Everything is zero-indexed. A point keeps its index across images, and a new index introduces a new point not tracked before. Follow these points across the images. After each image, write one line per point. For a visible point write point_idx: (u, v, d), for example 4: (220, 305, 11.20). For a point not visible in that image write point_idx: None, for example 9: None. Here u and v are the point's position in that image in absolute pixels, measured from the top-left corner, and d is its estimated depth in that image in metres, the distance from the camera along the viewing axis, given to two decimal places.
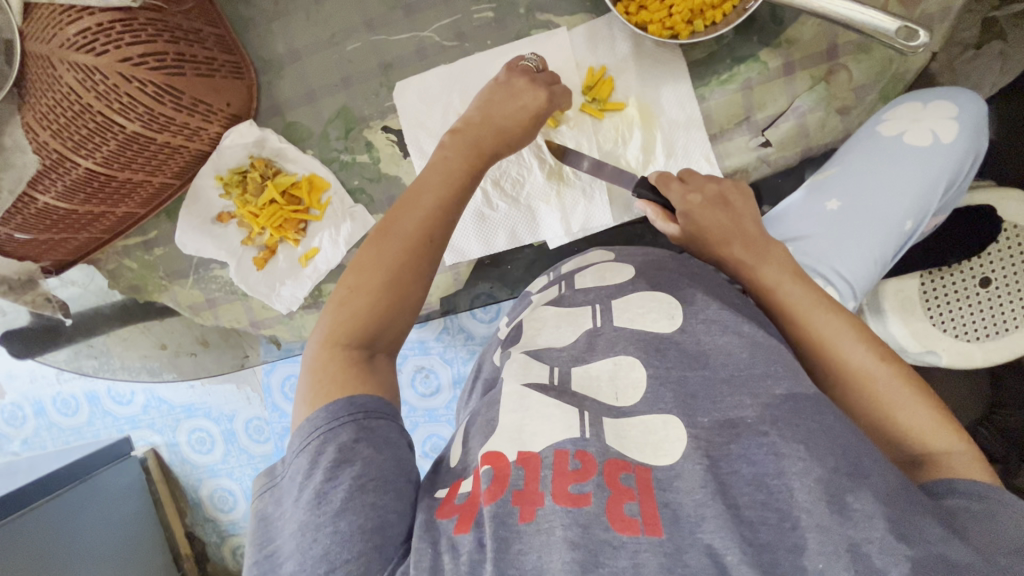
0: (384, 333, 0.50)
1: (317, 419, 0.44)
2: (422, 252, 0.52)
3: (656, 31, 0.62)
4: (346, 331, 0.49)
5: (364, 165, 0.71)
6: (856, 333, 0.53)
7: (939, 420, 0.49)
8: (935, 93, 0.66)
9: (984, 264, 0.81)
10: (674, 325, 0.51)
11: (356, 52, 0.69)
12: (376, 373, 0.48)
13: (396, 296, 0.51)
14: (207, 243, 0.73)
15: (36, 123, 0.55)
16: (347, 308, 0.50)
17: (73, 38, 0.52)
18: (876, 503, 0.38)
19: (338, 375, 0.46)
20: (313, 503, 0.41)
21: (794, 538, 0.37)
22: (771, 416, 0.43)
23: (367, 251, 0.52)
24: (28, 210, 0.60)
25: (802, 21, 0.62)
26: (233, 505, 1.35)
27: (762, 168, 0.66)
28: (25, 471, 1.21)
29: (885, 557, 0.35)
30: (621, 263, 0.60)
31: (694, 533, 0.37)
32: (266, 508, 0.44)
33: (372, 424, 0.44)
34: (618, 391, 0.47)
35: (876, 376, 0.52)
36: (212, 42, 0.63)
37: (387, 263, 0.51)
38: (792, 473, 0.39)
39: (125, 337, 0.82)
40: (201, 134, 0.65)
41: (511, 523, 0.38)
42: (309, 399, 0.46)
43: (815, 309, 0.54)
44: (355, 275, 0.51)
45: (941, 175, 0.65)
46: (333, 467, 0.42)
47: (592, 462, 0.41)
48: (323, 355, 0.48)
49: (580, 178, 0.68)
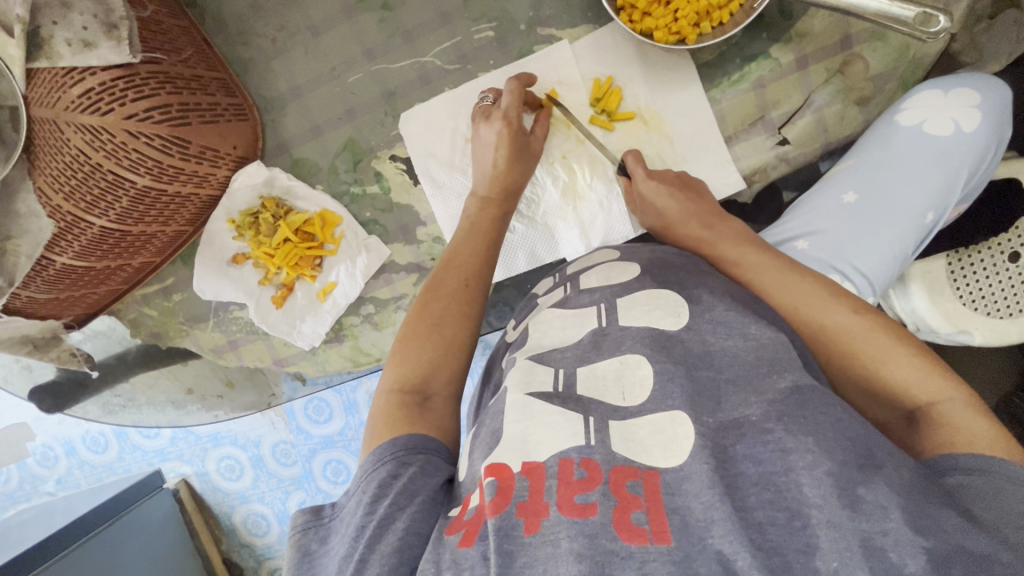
0: (432, 377, 0.51)
1: (366, 464, 0.45)
2: (459, 301, 0.55)
3: (663, 37, 0.59)
4: (398, 377, 0.50)
5: (375, 197, 0.70)
6: (831, 297, 0.52)
7: (925, 368, 0.47)
8: (957, 79, 0.63)
9: (1011, 238, 0.79)
10: (681, 323, 0.49)
11: (358, 83, 0.68)
12: (428, 415, 0.48)
13: (441, 339, 0.53)
14: (224, 286, 0.72)
15: (49, 187, 0.54)
16: (400, 357, 0.52)
17: (77, 100, 0.51)
18: (891, 493, 0.36)
19: (395, 418, 0.47)
20: (354, 535, 0.41)
21: (806, 537, 0.35)
22: (776, 412, 0.41)
23: (415, 306, 0.55)
24: (47, 272, 0.60)
25: (812, 14, 0.60)
26: (266, 528, 1.36)
27: (780, 168, 0.64)
28: (61, 511, 1.23)
29: (902, 551, 0.34)
30: (627, 261, 0.58)
31: (703, 539, 0.35)
32: (311, 545, 0.44)
33: (414, 457, 0.45)
34: (625, 391, 0.45)
35: (856, 334, 0.50)
36: (213, 87, 0.63)
37: (433, 314, 0.54)
38: (799, 468, 0.37)
39: (150, 381, 0.83)
40: (210, 179, 0.65)
41: (516, 535, 0.36)
42: (366, 442, 0.47)
43: (780, 273, 0.54)
44: (406, 327, 0.54)
45: (962, 166, 0.62)
46: (374, 501, 0.42)
47: (598, 469, 0.39)
48: (381, 401, 0.49)
49: (595, 192, 0.67)
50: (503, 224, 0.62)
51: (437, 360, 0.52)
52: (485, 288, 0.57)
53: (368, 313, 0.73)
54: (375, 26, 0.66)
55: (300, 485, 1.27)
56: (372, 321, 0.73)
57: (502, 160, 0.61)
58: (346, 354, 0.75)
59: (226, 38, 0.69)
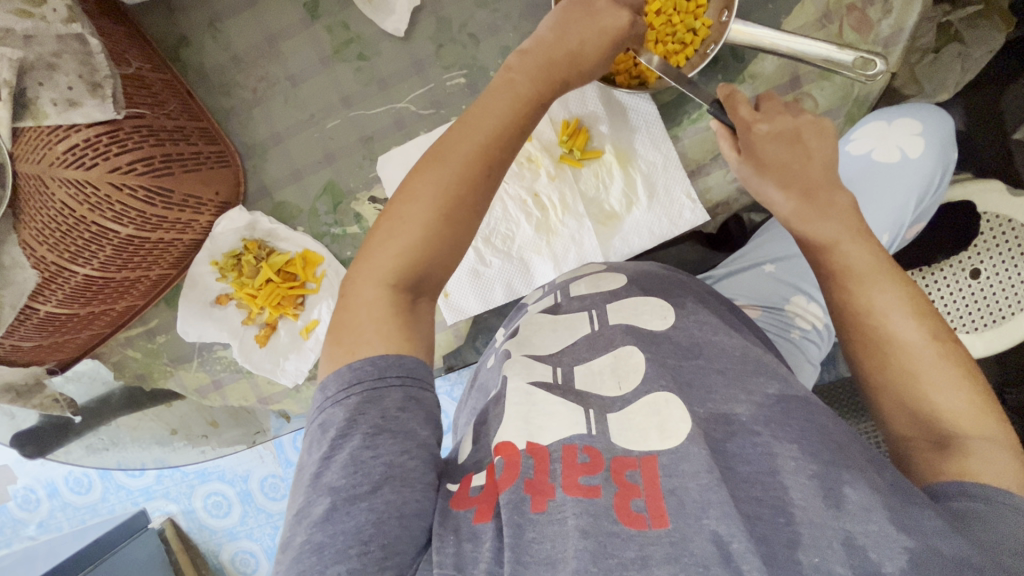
0: (429, 276, 0.44)
1: (361, 376, 0.40)
2: (480, 183, 0.45)
3: (625, 81, 0.64)
4: (393, 269, 0.43)
5: (355, 236, 0.72)
6: (917, 313, 0.49)
7: (977, 408, 0.46)
8: (901, 110, 0.67)
9: (972, 256, 0.83)
10: (668, 323, 0.52)
11: (336, 129, 0.71)
12: (419, 322, 0.44)
13: (449, 228, 0.44)
14: (208, 326, 0.74)
15: (33, 239, 0.55)
16: (395, 243, 0.43)
17: (62, 156, 0.53)
18: (873, 494, 0.38)
19: (388, 316, 0.42)
20: (350, 466, 0.38)
21: (790, 532, 0.37)
22: (764, 415, 0.43)
23: (422, 176, 0.44)
24: (31, 320, 0.61)
25: (762, 57, 0.64)
26: (255, 566, 1.34)
27: (742, 200, 0.68)
28: (43, 556, 1.20)
29: (881, 551, 0.35)
30: (613, 272, 0.60)
31: (699, 519, 0.37)
32: (301, 456, 0.41)
33: (420, 394, 0.41)
34: (620, 380, 0.47)
35: (923, 357, 0.48)
36: (195, 137, 0.65)
37: (428, 204, 0.43)
38: (786, 472, 0.40)
39: (135, 422, 0.83)
40: (193, 225, 0.67)
41: (525, 510, 0.39)
42: (350, 345, 0.42)
43: (873, 275, 0.51)
44: (406, 203, 0.44)
45: (911, 191, 0.66)
46: (373, 434, 0.38)
47: (599, 456, 0.41)
48: (375, 290, 0.43)
49: (567, 227, 0.69)
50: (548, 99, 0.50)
51: (439, 248, 0.44)
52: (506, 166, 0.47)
53: None
54: (351, 75, 0.70)
55: None
56: None
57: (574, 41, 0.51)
58: None
59: (208, 89, 0.71)
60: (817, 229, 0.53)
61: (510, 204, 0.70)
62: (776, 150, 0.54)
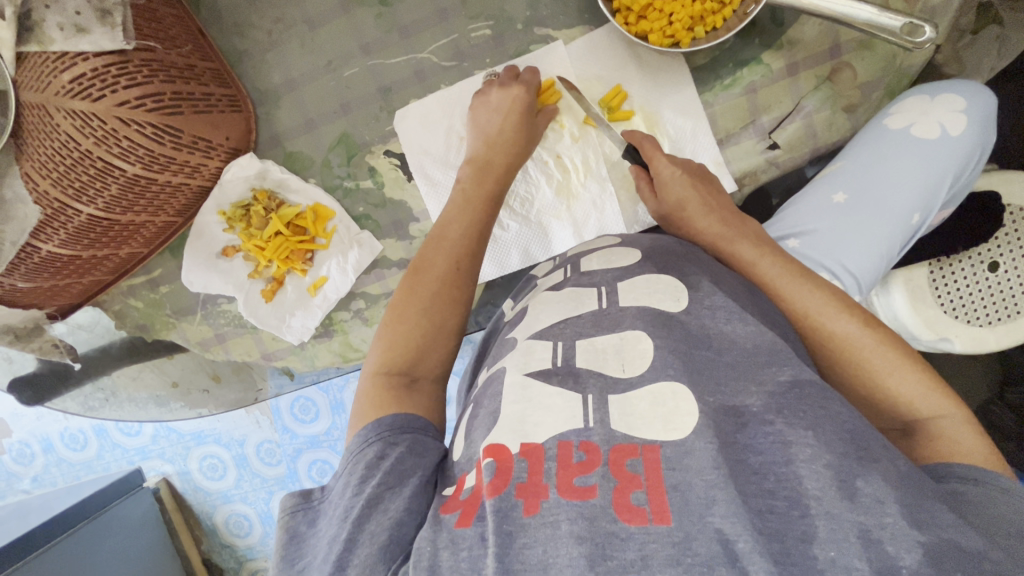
0: (418, 363, 0.52)
1: (352, 445, 0.46)
2: (455, 283, 0.56)
3: (657, 40, 0.61)
4: (386, 361, 0.51)
5: (368, 191, 0.70)
6: (840, 307, 0.52)
7: (927, 383, 0.49)
8: (943, 86, 0.65)
9: (992, 248, 0.81)
10: (680, 306, 0.48)
11: (353, 78, 0.68)
12: (414, 396, 0.50)
13: (429, 323, 0.53)
14: (214, 278, 0.72)
15: (36, 172, 0.52)
16: (389, 344, 0.52)
17: (69, 85, 0.50)
18: (887, 488, 0.36)
19: (381, 402, 0.48)
20: (342, 515, 0.41)
21: (804, 525, 0.35)
22: (776, 404, 0.41)
23: (401, 290, 0.56)
24: (32, 259, 0.59)
25: (802, 22, 0.61)
26: (248, 529, 1.34)
27: (770, 171, 0.65)
28: (37, 510, 1.20)
29: (898, 544, 0.34)
30: (627, 247, 0.57)
31: (703, 518, 0.35)
32: (299, 527, 0.44)
33: (399, 438, 0.45)
34: (625, 363, 0.45)
35: (866, 348, 0.50)
36: (207, 77, 0.62)
37: (413, 306, 0.54)
38: (801, 461, 0.37)
39: (134, 374, 0.82)
40: (201, 170, 0.64)
41: (515, 517, 0.36)
42: (353, 426, 0.48)
43: (789, 279, 0.54)
44: (391, 313, 0.54)
45: (948, 170, 0.64)
46: (360, 484, 0.42)
47: (597, 451, 0.39)
48: (366, 386, 0.50)
49: (588, 191, 0.67)
50: (494, 198, 0.62)
51: (418, 339, 0.52)
52: (475, 263, 0.58)
53: (359, 308, 0.73)
54: (372, 22, 0.67)
55: (284, 484, 1.25)
56: (362, 316, 0.73)
57: (506, 130, 0.62)
58: (335, 350, 0.75)
59: (222, 28, 0.68)
60: (739, 249, 0.58)
61: (530, 165, 0.68)
62: (681, 190, 0.60)
